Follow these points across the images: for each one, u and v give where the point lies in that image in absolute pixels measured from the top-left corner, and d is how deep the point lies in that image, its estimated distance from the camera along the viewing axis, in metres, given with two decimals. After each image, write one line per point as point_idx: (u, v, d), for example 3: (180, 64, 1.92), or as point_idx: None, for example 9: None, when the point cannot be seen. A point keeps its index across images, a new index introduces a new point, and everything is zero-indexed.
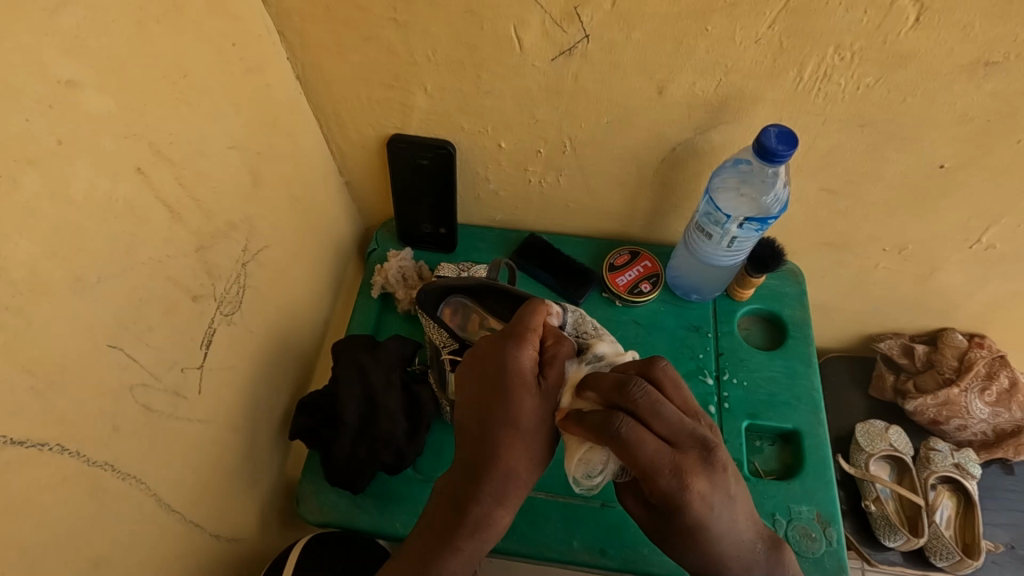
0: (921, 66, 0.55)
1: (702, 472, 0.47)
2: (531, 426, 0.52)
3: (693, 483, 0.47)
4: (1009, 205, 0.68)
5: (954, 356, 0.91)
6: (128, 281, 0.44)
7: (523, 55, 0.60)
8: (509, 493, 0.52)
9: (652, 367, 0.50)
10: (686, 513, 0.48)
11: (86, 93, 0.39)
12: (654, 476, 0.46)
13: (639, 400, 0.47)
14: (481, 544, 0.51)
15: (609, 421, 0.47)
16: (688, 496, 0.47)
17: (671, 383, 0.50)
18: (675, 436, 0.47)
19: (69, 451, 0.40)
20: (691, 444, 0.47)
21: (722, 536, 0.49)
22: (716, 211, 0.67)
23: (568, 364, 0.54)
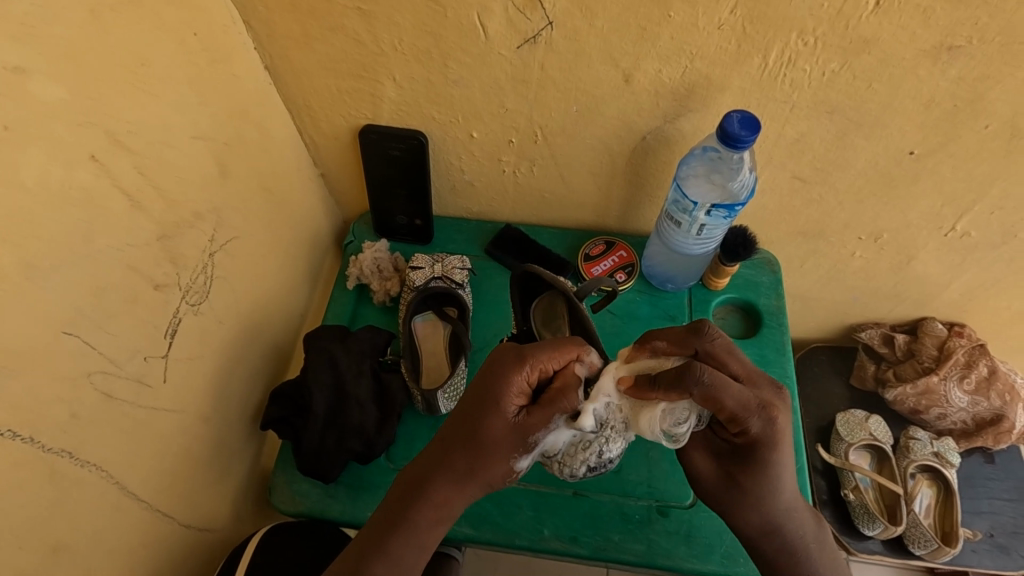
0: (884, 51, 0.55)
1: (780, 404, 0.49)
2: (490, 453, 0.49)
3: (778, 418, 0.48)
4: (980, 192, 0.68)
5: (934, 345, 0.90)
6: (84, 268, 0.44)
7: (489, 43, 0.60)
8: (445, 509, 0.51)
9: (704, 337, 0.51)
10: (763, 451, 0.49)
11: (35, 79, 0.39)
12: (743, 417, 0.47)
13: (715, 340, 0.51)
14: (413, 552, 0.50)
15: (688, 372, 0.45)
16: (778, 429, 0.49)
17: (727, 349, 0.51)
18: (748, 374, 0.50)
19: (24, 437, 0.40)
20: (762, 382, 0.50)
21: (782, 470, 0.50)
22: (683, 198, 0.67)
23: (559, 417, 0.49)
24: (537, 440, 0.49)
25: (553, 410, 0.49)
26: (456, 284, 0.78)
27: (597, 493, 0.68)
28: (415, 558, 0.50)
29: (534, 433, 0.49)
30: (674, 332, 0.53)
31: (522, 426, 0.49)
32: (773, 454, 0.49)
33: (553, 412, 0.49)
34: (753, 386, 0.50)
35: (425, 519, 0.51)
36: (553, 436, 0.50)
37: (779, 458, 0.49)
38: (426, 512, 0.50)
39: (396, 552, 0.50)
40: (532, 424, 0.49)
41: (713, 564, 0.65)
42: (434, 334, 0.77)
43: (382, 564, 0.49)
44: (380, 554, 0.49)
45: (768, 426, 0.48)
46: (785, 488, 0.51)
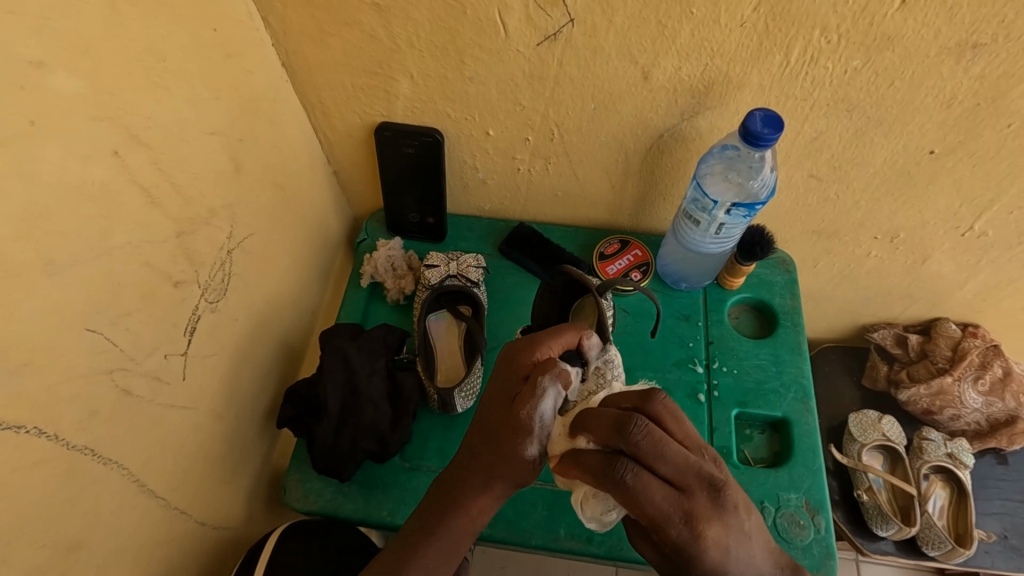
0: (906, 48, 0.54)
1: (716, 517, 0.41)
2: (498, 437, 0.49)
3: (705, 530, 0.40)
4: (999, 191, 0.67)
5: (948, 346, 0.90)
6: (103, 264, 0.44)
7: (506, 40, 0.59)
8: (473, 508, 0.49)
9: (629, 437, 0.41)
10: (697, 562, 0.41)
11: (56, 74, 0.39)
12: (663, 526, 0.41)
13: (639, 441, 0.41)
14: (447, 554, 0.49)
15: (612, 466, 0.42)
16: (702, 547, 0.41)
17: (655, 449, 0.41)
18: (681, 476, 0.41)
19: (47, 434, 0.40)
20: (699, 485, 0.41)
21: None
22: (703, 197, 0.67)
23: (547, 383, 0.48)
24: (534, 414, 0.48)
25: (541, 376, 0.49)
26: (471, 282, 0.77)
27: None
28: (438, 560, 0.49)
29: (525, 406, 0.48)
30: (604, 417, 0.44)
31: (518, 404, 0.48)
32: (718, 572, 0.41)
33: (541, 380, 0.48)
34: (689, 489, 0.41)
35: (458, 522, 0.49)
36: (546, 406, 0.48)
37: (725, 573, 0.41)
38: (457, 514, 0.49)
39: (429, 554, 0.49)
40: (525, 397, 0.48)
41: None
42: (448, 333, 0.77)
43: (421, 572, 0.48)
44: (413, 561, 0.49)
45: (693, 539, 0.40)
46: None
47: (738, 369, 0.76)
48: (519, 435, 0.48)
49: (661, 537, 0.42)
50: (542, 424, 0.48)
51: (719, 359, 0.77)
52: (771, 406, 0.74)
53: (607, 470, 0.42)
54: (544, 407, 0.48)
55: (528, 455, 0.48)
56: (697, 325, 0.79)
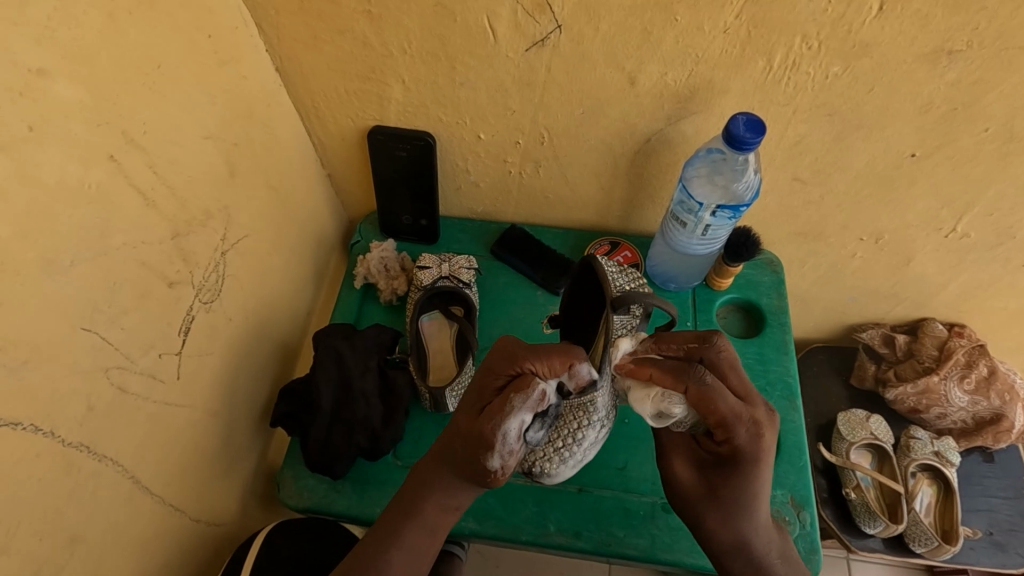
0: (882, 55, 0.56)
1: (770, 426, 0.52)
2: (466, 446, 0.49)
3: (763, 434, 0.51)
4: (977, 194, 0.69)
5: (934, 345, 0.91)
6: (101, 264, 0.45)
7: (495, 46, 0.61)
8: (451, 496, 0.53)
9: (712, 347, 0.53)
10: (749, 462, 0.51)
11: (55, 80, 0.40)
12: (732, 425, 0.49)
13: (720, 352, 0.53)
14: (425, 535, 0.53)
15: (703, 351, 0.50)
16: (760, 445, 0.51)
17: (730, 364, 0.52)
18: (745, 391, 0.52)
19: (44, 430, 0.41)
20: (758, 401, 0.52)
21: (762, 482, 0.53)
22: (688, 198, 0.68)
23: (518, 405, 0.47)
24: (499, 432, 0.46)
25: (513, 397, 0.47)
26: (462, 283, 0.78)
27: (599, 490, 0.69)
28: (425, 542, 0.53)
29: (490, 426, 0.47)
30: (682, 338, 0.54)
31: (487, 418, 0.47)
32: (756, 464, 0.51)
33: (512, 398, 0.47)
34: (750, 404, 0.51)
35: (429, 510, 0.53)
36: (510, 429, 0.47)
37: (760, 468, 0.52)
38: (433, 501, 0.53)
39: (406, 533, 0.53)
40: (493, 414, 0.47)
41: None
42: (440, 333, 0.79)
43: (397, 553, 0.52)
44: (394, 547, 0.52)
45: (753, 440, 0.50)
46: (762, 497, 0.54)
47: None
48: (482, 450, 0.47)
49: (725, 439, 0.51)
50: (506, 443, 0.47)
51: None
52: None
53: (700, 356, 0.50)
54: (509, 429, 0.47)
55: (490, 466, 0.48)
56: (685, 324, 0.80)
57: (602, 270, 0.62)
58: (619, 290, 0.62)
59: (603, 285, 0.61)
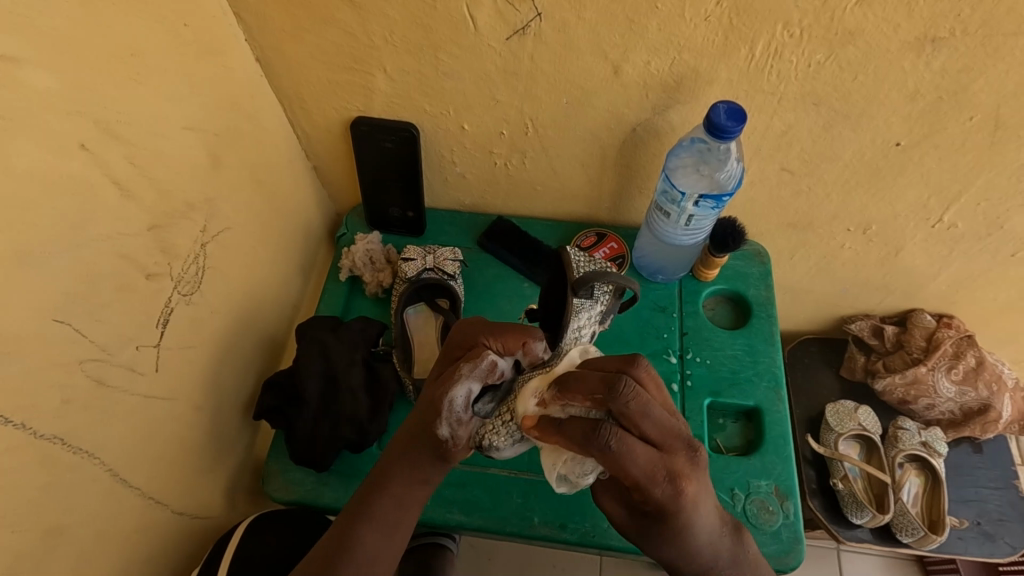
0: (868, 43, 0.55)
1: (694, 475, 0.46)
2: (421, 415, 0.52)
3: (685, 488, 0.45)
4: (965, 183, 0.68)
5: (922, 336, 0.92)
6: (76, 256, 0.44)
7: (478, 34, 0.60)
8: (423, 472, 0.53)
9: (618, 398, 0.44)
10: (675, 516, 0.46)
11: (25, 68, 0.39)
12: (647, 486, 0.45)
13: (629, 401, 0.44)
14: (395, 508, 0.52)
15: (596, 432, 0.44)
16: (682, 501, 0.45)
17: (641, 412, 0.44)
18: (663, 437, 0.45)
19: (18, 423, 0.41)
20: (678, 446, 0.45)
21: (698, 529, 0.47)
22: (672, 188, 0.68)
23: (464, 373, 0.51)
24: (446, 398, 0.51)
25: (463, 366, 0.52)
26: (448, 275, 0.78)
27: None
28: (397, 519, 0.51)
29: (438, 392, 0.51)
30: (590, 381, 0.46)
31: (438, 386, 0.52)
32: (680, 517, 0.46)
33: (461, 367, 0.51)
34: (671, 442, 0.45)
35: (398, 483, 0.52)
36: (456, 396, 0.51)
37: (692, 515, 0.47)
38: (404, 473, 0.52)
39: (378, 506, 0.51)
40: (440, 382, 0.52)
41: None
42: (426, 325, 0.79)
43: (369, 529, 0.50)
44: (366, 520, 0.51)
45: (673, 496, 0.45)
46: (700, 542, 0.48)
47: (711, 359, 0.78)
48: (431, 416, 0.51)
49: (645, 497, 0.46)
50: (455, 410, 0.51)
51: (692, 349, 0.78)
52: (744, 395, 0.76)
53: (591, 434, 0.44)
54: (455, 396, 0.51)
55: (442, 436, 0.51)
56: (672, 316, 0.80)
57: (569, 255, 0.64)
58: (583, 272, 0.63)
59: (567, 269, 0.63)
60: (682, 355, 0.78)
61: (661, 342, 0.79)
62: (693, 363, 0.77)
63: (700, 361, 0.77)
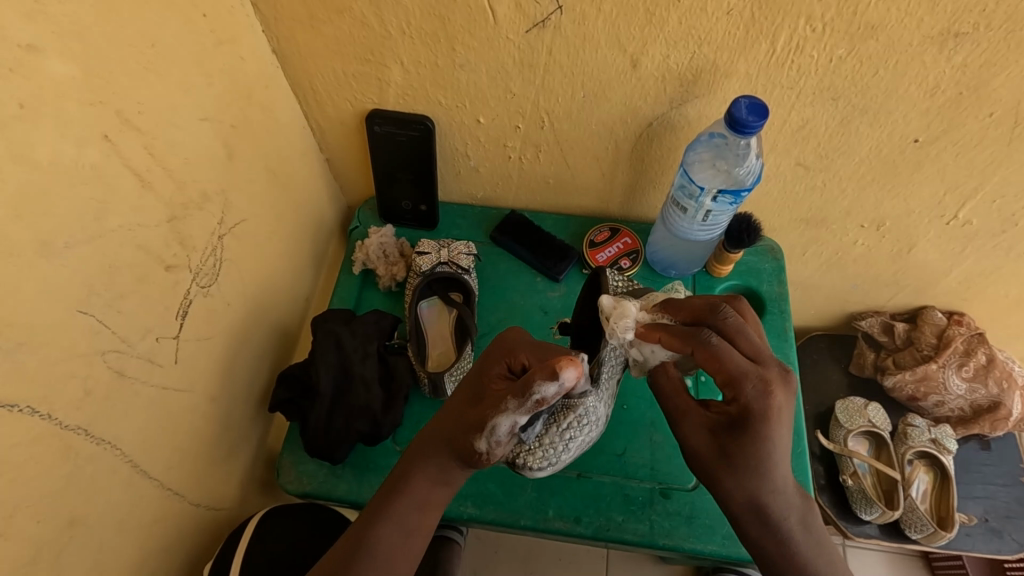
0: (889, 37, 0.55)
1: (782, 385, 0.49)
2: (457, 430, 0.52)
3: (773, 393, 0.48)
4: (981, 179, 0.68)
5: (933, 333, 0.91)
6: (96, 247, 0.44)
7: (497, 27, 0.60)
8: (447, 477, 0.53)
9: (719, 314, 0.52)
10: (756, 425, 0.48)
11: (48, 58, 0.39)
12: (739, 381, 0.49)
13: (727, 317, 0.52)
14: (417, 511, 0.53)
15: (696, 332, 0.50)
16: (771, 402, 0.48)
17: (738, 328, 0.51)
18: (757, 353, 0.51)
19: (42, 414, 0.41)
20: (772, 363, 0.50)
21: (781, 450, 0.49)
22: (690, 183, 0.67)
23: (512, 402, 0.49)
24: (490, 424, 0.49)
25: (511, 397, 0.49)
26: (462, 269, 0.78)
27: (600, 475, 0.69)
28: (417, 518, 0.53)
29: (487, 414, 0.50)
30: (694, 303, 0.54)
31: (486, 407, 0.50)
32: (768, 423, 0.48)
33: (508, 401, 0.49)
34: (762, 362, 0.50)
35: (418, 485, 0.53)
36: (505, 422, 0.49)
37: (772, 429, 0.48)
38: (423, 475, 0.53)
39: (398, 508, 0.52)
40: (491, 405, 0.50)
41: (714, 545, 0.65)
42: (439, 318, 0.78)
43: (387, 528, 0.51)
44: (386, 519, 0.52)
45: (761, 395, 0.48)
46: (779, 466, 0.49)
47: None
48: (472, 432, 0.50)
49: (732, 396, 0.50)
50: (495, 434, 0.50)
51: None
52: None
53: (693, 334, 0.50)
54: (502, 422, 0.49)
55: (478, 449, 0.51)
56: None
57: (603, 275, 0.64)
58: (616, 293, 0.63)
59: (601, 291, 0.63)
60: None
61: None
62: None
63: None
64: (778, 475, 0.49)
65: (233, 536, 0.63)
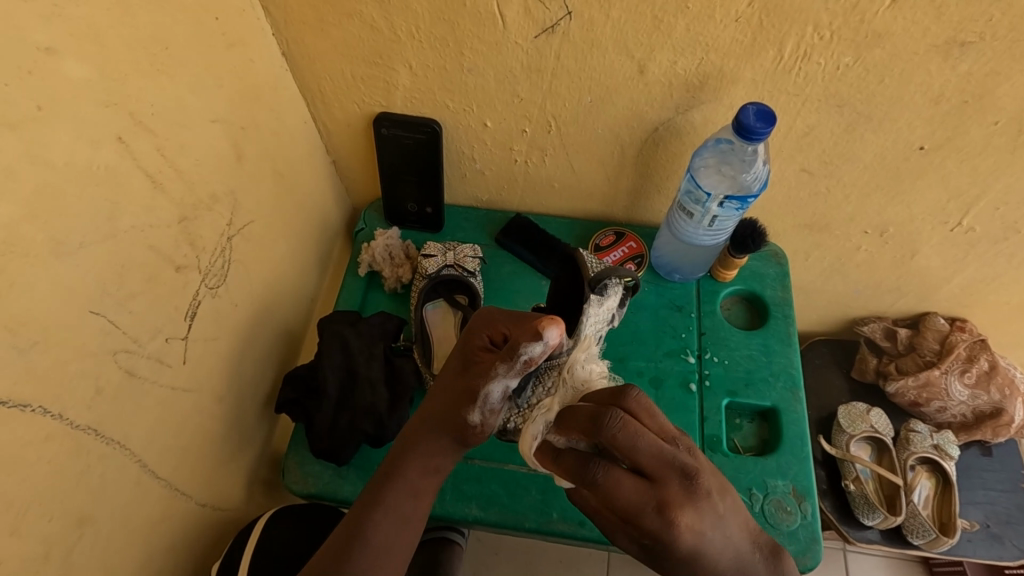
0: (894, 46, 0.55)
1: (689, 503, 0.43)
2: (449, 402, 0.53)
3: (679, 518, 0.42)
4: (984, 187, 0.69)
5: (935, 339, 0.92)
6: (109, 247, 0.45)
7: (505, 32, 0.60)
8: (437, 458, 0.54)
9: (604, 430, 0.43)
10: (674, 549, 0.43)
11: (65, 60, 0.40)
12: (637, 517, 0.43)
13: (617, 433, 0.43)
14: (409, 498, 0.52)
15: (586, 465, 0.44)
16: (675, 531, 0.42)
17: (631, 440, 0.42)
18: (656, 467, 0.43)
19: (54, 412, 0.42)
20: (673, 472, 0.43)
21: (715, 557, 0.44)
22: (696, 188, 0.68)
23: (499, 369, 0.49)
24: (481, 391, 0.50)
25: (498, 363, 0.49)
26: (468, 271, 0.79)
27: None
28: (410, 505, 0.52)
29: (476, 382, 0.51)
30: (583, 411, 0.45)
31: (475, 377, 0.51)
32: (700, 538, 0.43)
33: (496, 366, 0.49)
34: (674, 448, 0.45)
35: (411, 468, 0.53)
36: (495, 388, 0.50)
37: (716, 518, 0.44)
38: (416, 460, 0.53)
39: (391, 496, 0.52)
40: (481, 374, 0.51)
41: None
42: (444, 319, 0.78)
43: (383, 518, 0.51)
44: (381, 509, 0.51)
45: (695, 515, 0.42)
46: (722, 556, 0.45)
47: (729, 359, 0.78)
48: (464, 402, 0.51)
49: (640, 531, 0.44)
50: (489, 401, 0.51)
51: (711, 349, 0.78)
52: (760, 395, 0.76)
53: (584, 466, 0.44)
54: (493, 388, 0.50)
55: (472, 420, 0.52)
56: (690, 315, 0.81)
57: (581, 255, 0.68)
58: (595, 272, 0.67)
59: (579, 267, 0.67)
60: (700, 355, 0.78)
61: (678, 341, 0.79)
62: (710, 363, 0.77)
63: (718, 361, 0.78)
64: (715, 570, 0.45)
65: (238, 536, 0.63)
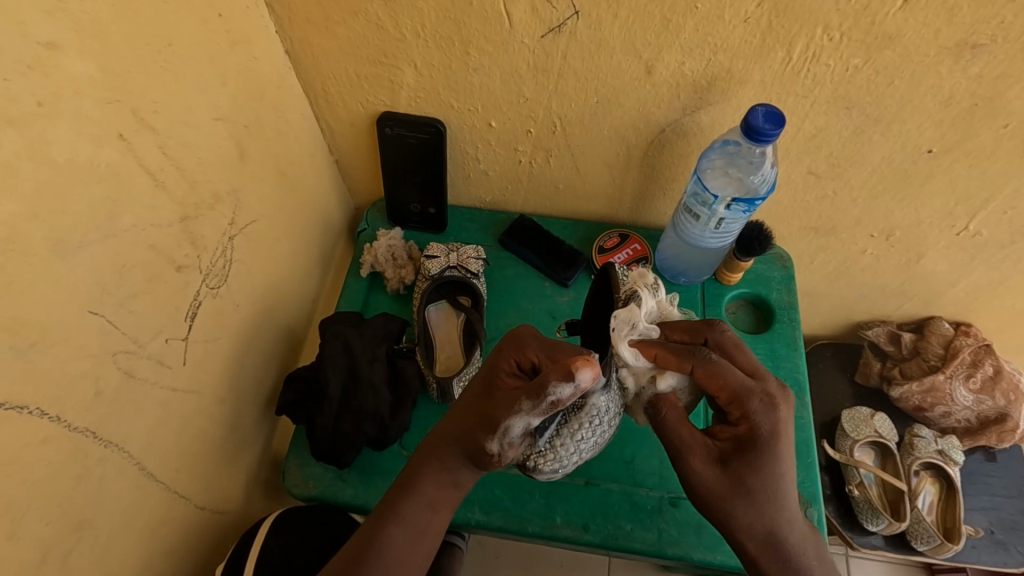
0: (905, 48, 0.55)
1: (742, 416, 0.51)
2: (469, 428, 0.51)
3: (764, 418, 0.50)
4: (993, 191, 0.68)
5: (940, 344, 0.91)
6: (111, 246, 0.44)
7: (512, 31, 0.60)
8: (453, 475, 0.53)
9: (685, 369, 0.51)
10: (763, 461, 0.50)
11: (67, 56, 0.39)
12: (740, 401, 0.51)
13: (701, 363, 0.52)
14: (425, 510, 0.52)
15: (681, 375, 0.50)
16: (763, 437, 0.50)
17: (718, 367, 0.52)
18: (728, 385, 0.52)
19: (51, 414, 0.41)
20: (744, 391, 0.52)
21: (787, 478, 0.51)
22: (703, 191, 0.67)
23: (523, 403, 0.48)
24: (503, 425, 0.48)
25: (525, 398, 0.48)
26: (471, 273, 0.78)
27: (608, 482, 0.69)
28: (426, 517, 0.52)
29: (500, 414, 0.49)
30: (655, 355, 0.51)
31: (499, 408, 0.49)
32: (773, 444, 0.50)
33: (522, 401, 0.48)
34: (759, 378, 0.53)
35: (428, 483, 0.52)
36: (517, 423, 0.48)
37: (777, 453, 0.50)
38: (432, 477, 0.52)
39: (408, 509, 0.52)
40: (504, 405, 0.49)
41: (723, 555, 0.65)
42: (448, 323, 0.78)
43: (396, 530, 0.51)
44: (394, 520, 0.51)
45: (770, 416, 0.50)
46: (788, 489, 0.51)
47: None
48: (484, 431, 0.50)
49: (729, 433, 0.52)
50: (508, 435, 0.49)
51: None
52: None
53: (657, 387, 0.49)
54: (515, 423, 0.49)
55: (490, 450, 0.50)
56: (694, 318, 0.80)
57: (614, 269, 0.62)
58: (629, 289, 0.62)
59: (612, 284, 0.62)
60: None
61: None
62: None
63: None
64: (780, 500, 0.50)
65: (237, 540, 0.62)
